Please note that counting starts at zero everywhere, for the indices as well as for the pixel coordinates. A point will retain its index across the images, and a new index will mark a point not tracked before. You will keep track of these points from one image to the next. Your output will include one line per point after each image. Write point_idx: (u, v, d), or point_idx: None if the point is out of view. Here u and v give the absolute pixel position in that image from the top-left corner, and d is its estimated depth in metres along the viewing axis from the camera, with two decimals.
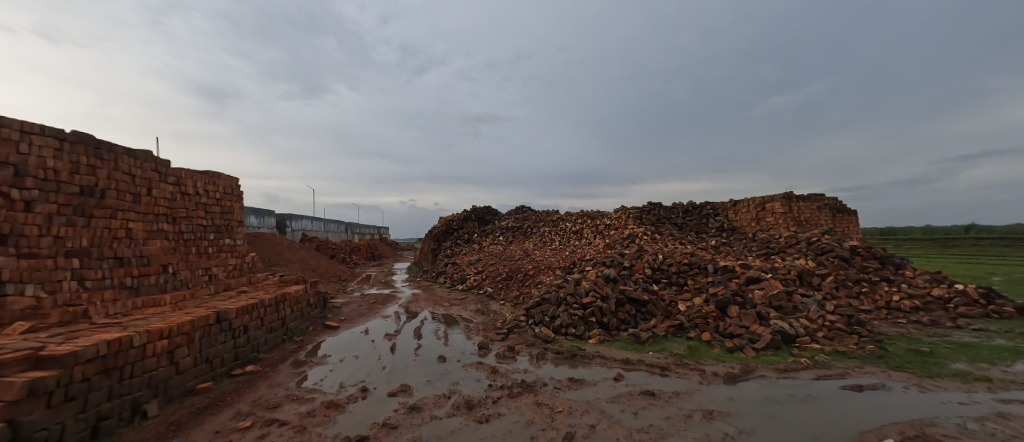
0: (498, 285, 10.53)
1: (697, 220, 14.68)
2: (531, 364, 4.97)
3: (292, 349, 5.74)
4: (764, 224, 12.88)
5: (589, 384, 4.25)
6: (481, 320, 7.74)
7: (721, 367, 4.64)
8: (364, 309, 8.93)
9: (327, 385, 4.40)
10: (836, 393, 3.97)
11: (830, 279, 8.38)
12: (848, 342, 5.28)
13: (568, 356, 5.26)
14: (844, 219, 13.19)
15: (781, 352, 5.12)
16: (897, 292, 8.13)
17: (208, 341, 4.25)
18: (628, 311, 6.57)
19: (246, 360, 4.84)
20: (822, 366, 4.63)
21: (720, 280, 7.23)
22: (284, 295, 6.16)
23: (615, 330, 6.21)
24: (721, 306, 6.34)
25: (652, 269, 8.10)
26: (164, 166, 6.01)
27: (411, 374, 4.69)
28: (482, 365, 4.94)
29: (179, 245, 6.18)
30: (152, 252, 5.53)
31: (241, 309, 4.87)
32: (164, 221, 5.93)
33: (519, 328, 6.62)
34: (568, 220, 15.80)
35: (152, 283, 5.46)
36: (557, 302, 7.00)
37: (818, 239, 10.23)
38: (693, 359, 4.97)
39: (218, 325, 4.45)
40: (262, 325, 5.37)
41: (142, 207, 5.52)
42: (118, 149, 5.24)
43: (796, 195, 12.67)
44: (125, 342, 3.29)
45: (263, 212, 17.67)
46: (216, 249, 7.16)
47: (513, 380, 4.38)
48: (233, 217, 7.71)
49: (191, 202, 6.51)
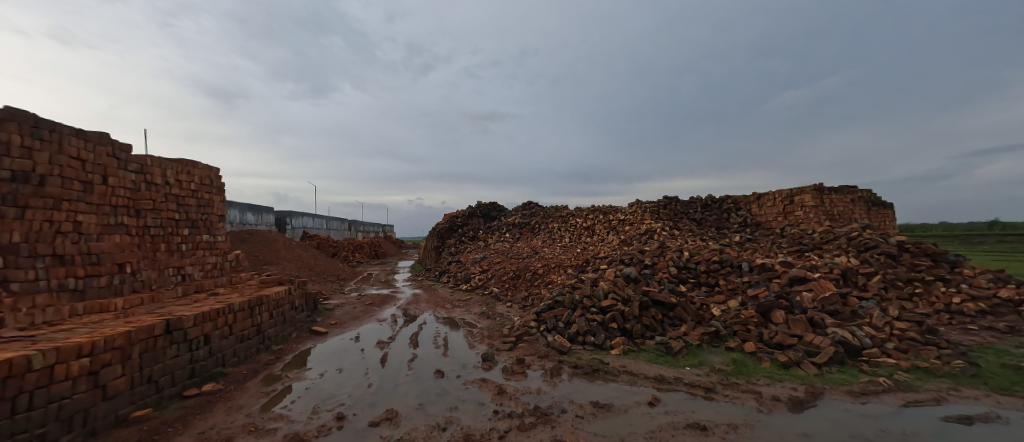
0: (504, 285, 9.70)
1: (716, 214, 13.71)
2: (545, 382, 4.14)
3: (267, 360, 4.96)
4: (793, 219, 11.87)
5: (619, 412, 3.40)
6: (486, 325, 6.92)
7: (779, 389, 3.76)
8: (359, 312, 8.16)
9: (296, 410, 3.62)
10: (942, 429, 3.07)
11: (879, 279, 7.43)
12: (928, 357, 4.35)
13: (588, 371, 4.42)
14: (880, 213, 12.11)
15: (848, 368, 4.22)
16: (957, 294, 7.14)
17: (153, 356, 3.49)
18: (654, 316, 5.72)
19: (205, 377, 4.07)
20: (907, 388, 3.73)
21: (759, 280, 6.32)
22: (261, 297, 5.40)
23: (640, 339, 5.37)
24: (764, 310, 5.48)
25: (677, 267, 7.22)
26: (124, 151, 5.29)
27: (401, 396, 3.88)
28: (487, 383, 4.12)
29: (143, 242, 5.45)
30: (106, 249, 4.80)
31: (199, 316, 4.10)
32: (124, 214, 5.20)
33: (530, 336, 5.77)
34: (578, 215, 14.93)
35: (103, 285, 4.71)
36: (572, 305, 6.13)
37: (859, 234, 9.24)
38: (741, 377, 4.08)
39: (168, 336, 3.69)
40: (230, 333, 4.60)
41: (95, 198, 4.80)
42: (63, 129, 4.49)
43: (828, 187, 11.67)
44: (21, 365, 2.51)
45: (262, 209, 16.99)
46: (191, 246, 6.42)
47: (525, 405, 3.54)
48: (213, 211, 6.99)
49: (158, 193, 5.78)
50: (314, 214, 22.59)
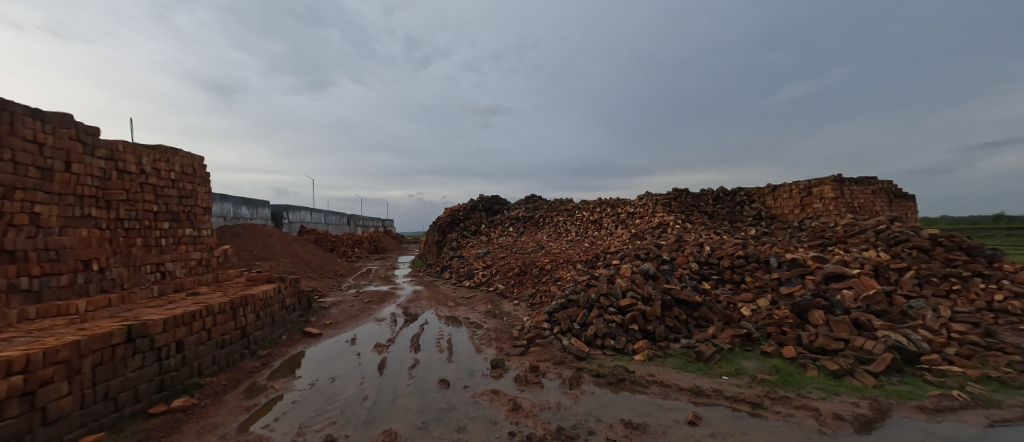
0: (510, 281, 9.19)
1: (729, 207, 13.16)
2: (565, 395, 3.63)
3: (252, 368, 4.45)
4: (811, 211, 11.31)
5: (657, 435, 2.89)
6: (493, 326, 6.40)
7: (838, 405, 3.25)
8: (355, 310, 7.64)
9: (280, 431, 3.11)
10: None
11: (913, 275, 6.90)
12: (999, 364, 3.83)
13: (612, 381, 3.90)
14: (901, 205, 11.55)
15: (911, 379, 3.70)
16: (1000, 290, 6.60)
17: (109, 370, 2.97)
18: (678, 317, 5.22)
19: (177, 390, 3.55)
20: (988, 404, 3.21)
21: (791, 277, 5.79)
22: (245, 296, 4.88)
23: (664, 342, 4.87)
24: (799, 310, 4.99)
25: (699, 263, 6.69)
26: (90, 134, 4.74)
27: (401, 413, 3.37)
28: (499, 396, 3.62)
29: (115, 236, 4.93)
30: (68, 244, 4.28)
31: (170, 320, 3.58)
32: (92, 205, 4.68)
33: (542, 338, 5.26)
34: (585, 208, 14.38)
35: (64, 284, 4.19)
36: (587, 305, 5.60)
37: (887, 228, 8.67)
38: (791, 389, 3.56)
39: (130, 345, 3.17)
40: (208, 339, 4.08)
41: (56, 187, 4.28)
42: (15, 108, 3.92)
43: (849, 178, 11.09)
44: None
45: (258, 203, 16.40)
46: (172, 241, 5.90)
47: (545, 425, 3.04)
48: (196, 202, 6.45)
49: (133, 183, 5.24)
50: (314, 209, 22.15)
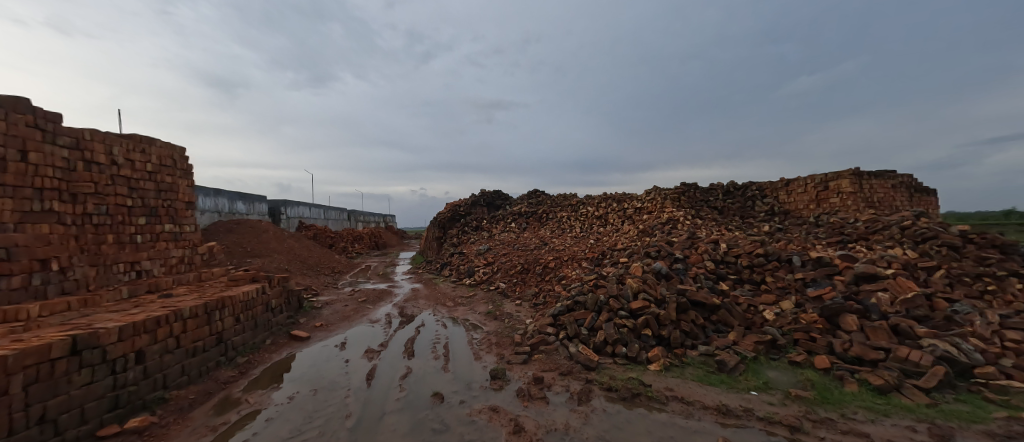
0: (512, 279, 8.76)
1: (740, 202, 12.66)
2: (574, 413, 3.20)
3: (227, 378, 4.05)
4: (827, 206, 10.79)
5: None
6: (493, 329, 5.98)
7: (891, 430, 2.81)
8: (349, 311, 7.24)
9: None
10: None
11: (946, 275, 6.41)
12: None
13: (626, 396, 3.47)
14: (921, 200, 11.02)
15: (968, 397, 3.25)
16: None
17: (46, 389, 2.57)
18: (695, 321, 4.77)
19: (135, 407, 3.16)
20: None
21: (818, 278, 5.33)
22: (222, 299, 4.47)
23: (681, 349, 4.42)
24: (830, 314, 4.52)
25: (715, 261, 6.21)
26: (51, 121, 4.32)
27: (387, 436, 2.94)
28: (499, 414, 3.20)
29: (81, 233, 4.53)
30: (21, 242, 3.89)
31: (126, 328, 3.17)
32: (54, 199, 4.28)
33: (547, 345, 4.83)
34: (589, 203, 13.91)
35: (17, 286, 3.80)
36: (595, 308, 5.15)
37: (913, 223, 8.14)
38: (831, 409, 3.12)
39: (76, 358, 2.77)
40: (175, 347, 3.68)
41: (10, 178, 3.88)
42: None
43: (868, 171, 10.55)
44: None
45: (255, 198, 16.07)
46: (149, 237, 5.50)
47: None
48: (177, 197, 6.04)
49: (102, 175, 4.83)
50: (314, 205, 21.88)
